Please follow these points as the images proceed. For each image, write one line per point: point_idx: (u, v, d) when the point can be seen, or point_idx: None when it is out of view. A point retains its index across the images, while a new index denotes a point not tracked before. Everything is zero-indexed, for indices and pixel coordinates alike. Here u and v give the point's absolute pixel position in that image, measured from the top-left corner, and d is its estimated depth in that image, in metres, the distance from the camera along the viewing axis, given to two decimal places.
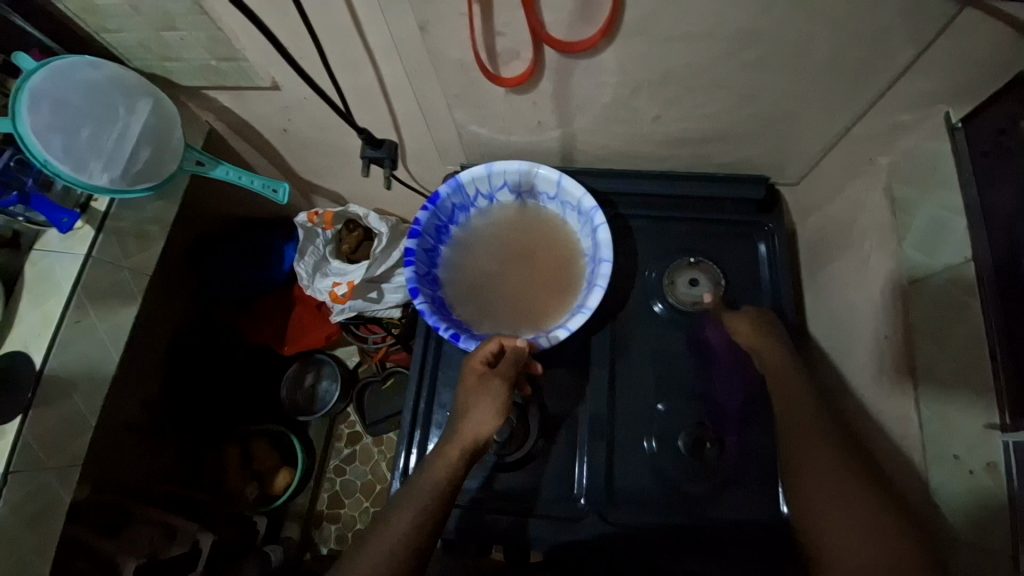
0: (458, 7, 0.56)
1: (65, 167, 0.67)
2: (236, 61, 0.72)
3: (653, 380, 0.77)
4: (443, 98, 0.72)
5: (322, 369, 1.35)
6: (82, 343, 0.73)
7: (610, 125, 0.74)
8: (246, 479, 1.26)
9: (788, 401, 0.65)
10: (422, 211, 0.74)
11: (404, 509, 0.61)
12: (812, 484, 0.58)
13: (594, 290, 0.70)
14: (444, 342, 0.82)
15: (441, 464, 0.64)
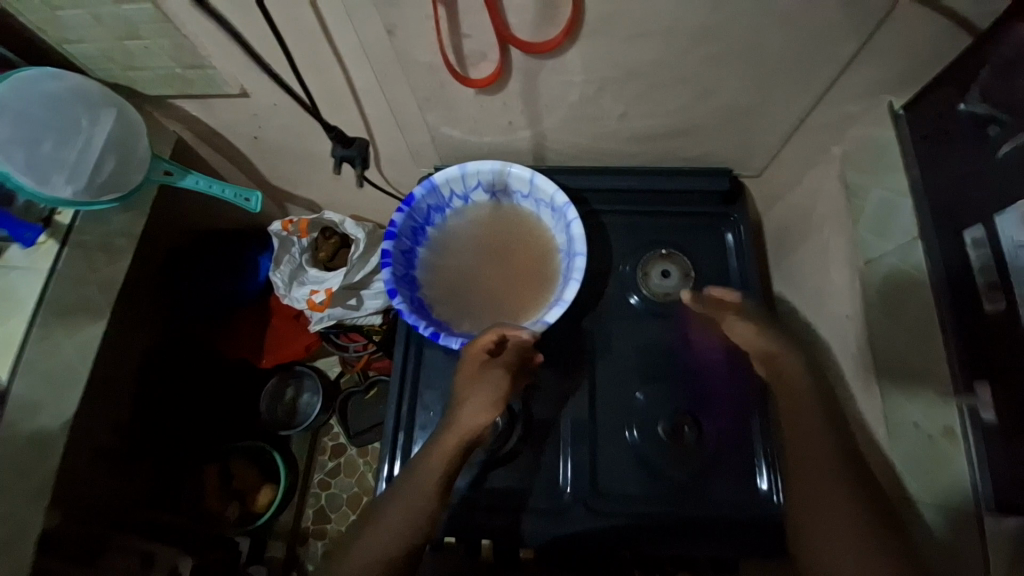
0: (424, 9, 0.57)
1: (27, 181, 0.66)
2: (203, 68, 0.71)
3: (634, 371, 0.78)
4: (414, 101, 0.73)
5: (303, 381, 1.34)
6: (48, 361, 0.70)
7: (579, 123, 0.76)
8: (225, 499, 1.24)
9: (784, 380, 0.66)
10: (397, 213, 0.74)
11: (400, 504, 0.63)
12: (805, 453, 0.60)
13: (569, 283, 0.72)
14: (424, 344, 0.81)
15: (437, 459, 0.65)
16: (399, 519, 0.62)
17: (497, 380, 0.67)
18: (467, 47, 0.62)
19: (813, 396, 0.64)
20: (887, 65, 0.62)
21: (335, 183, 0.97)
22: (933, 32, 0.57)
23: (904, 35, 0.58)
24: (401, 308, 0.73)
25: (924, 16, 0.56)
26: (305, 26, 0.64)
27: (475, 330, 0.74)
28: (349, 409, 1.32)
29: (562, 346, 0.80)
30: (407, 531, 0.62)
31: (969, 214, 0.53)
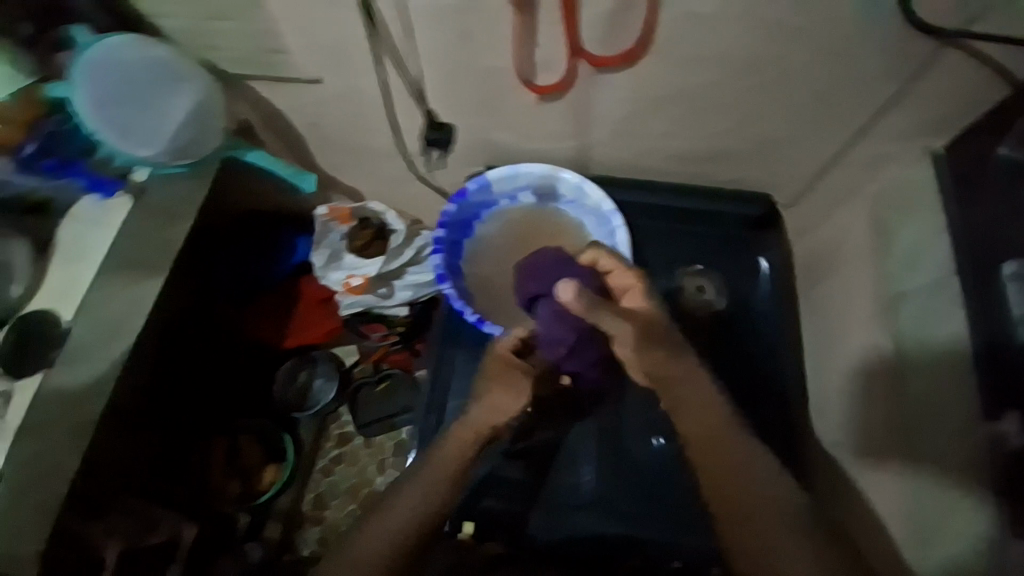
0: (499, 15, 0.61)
1: (111, 137, 0.69)
2: (274, 53, 0.72)
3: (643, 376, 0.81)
4: (472, 103, 0.76)
5: (316, 367, 1.31)
6: (102, 309, 0.72)
7: (625, 138, 0.80)
8: (230, 475, 1.24)
9: (685, 399, 0.61)
10: (449, 204, 0.78)
11: (409, 491, 0.62)
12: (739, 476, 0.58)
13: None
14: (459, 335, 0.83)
15: (450, 448, 0.65)
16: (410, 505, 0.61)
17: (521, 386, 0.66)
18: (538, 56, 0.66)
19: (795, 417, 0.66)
20: (927, 109, 0.65)
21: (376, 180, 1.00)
22: (974, 80, 0.60)
23: (947, 81, 0.61)
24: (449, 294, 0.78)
25: (968, 64, 0.59)
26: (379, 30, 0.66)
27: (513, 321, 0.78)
28: (359, 398, 1.32)
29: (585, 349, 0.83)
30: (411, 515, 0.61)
31: (1005, 251, 0.55)
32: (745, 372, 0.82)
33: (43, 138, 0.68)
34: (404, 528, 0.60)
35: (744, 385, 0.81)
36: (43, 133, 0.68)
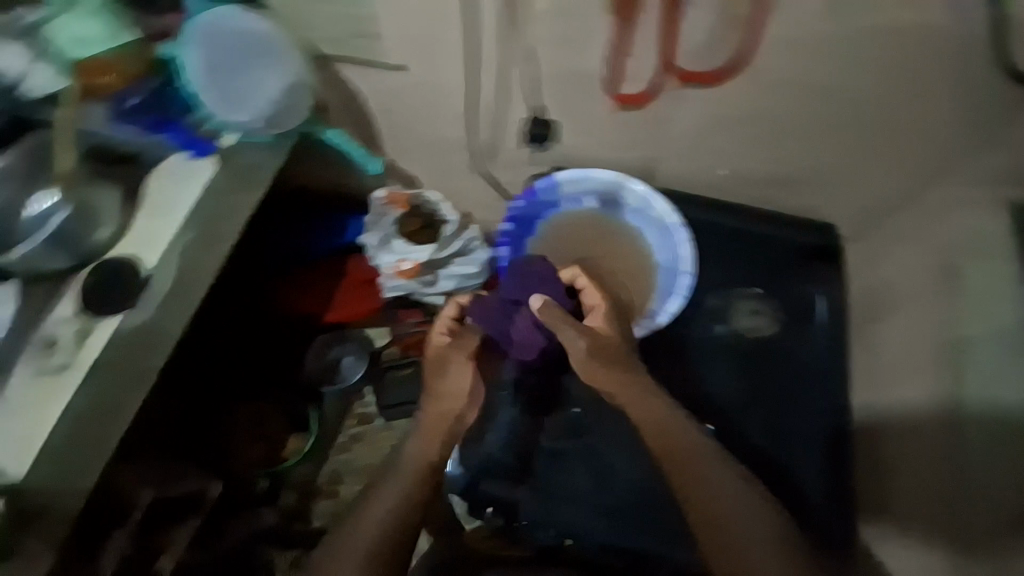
0: (601, 24, 0.64)
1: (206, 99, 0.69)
2: (368, 37, 0.74)
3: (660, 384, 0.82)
4: (546, 104, 0.77)
5: (347, 345, 1.31)
6: (185, 261, 0.70)
7: (695, 154, 0.80)
8: (253, 441, 1.25)
9: (666, 425, 0.68)
10: (517, 201, 0.80)
11: (388, 492, 0.71)
12: (702, 483, 0.64)
13: (670, 297, 0.79)
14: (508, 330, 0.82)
15: (416, 447, 0.75)
16: (393, 505, 0.69)
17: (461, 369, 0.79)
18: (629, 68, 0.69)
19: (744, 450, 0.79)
20: (1013, 156, 0.62)
21: (429, 172, 0.99)
22: None
23: None
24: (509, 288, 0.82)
25: None
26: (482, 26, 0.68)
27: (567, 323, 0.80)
28: (386, 382, 1.34)
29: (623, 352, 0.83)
30: (399, 514, 0.69)
31: None
32: (776, 394, 0.81)
33: (142, 102, 0.70)
34: (394, 525, 0.68)
35: (765, 406, 0.81)
36: (141, 96, 0.70)
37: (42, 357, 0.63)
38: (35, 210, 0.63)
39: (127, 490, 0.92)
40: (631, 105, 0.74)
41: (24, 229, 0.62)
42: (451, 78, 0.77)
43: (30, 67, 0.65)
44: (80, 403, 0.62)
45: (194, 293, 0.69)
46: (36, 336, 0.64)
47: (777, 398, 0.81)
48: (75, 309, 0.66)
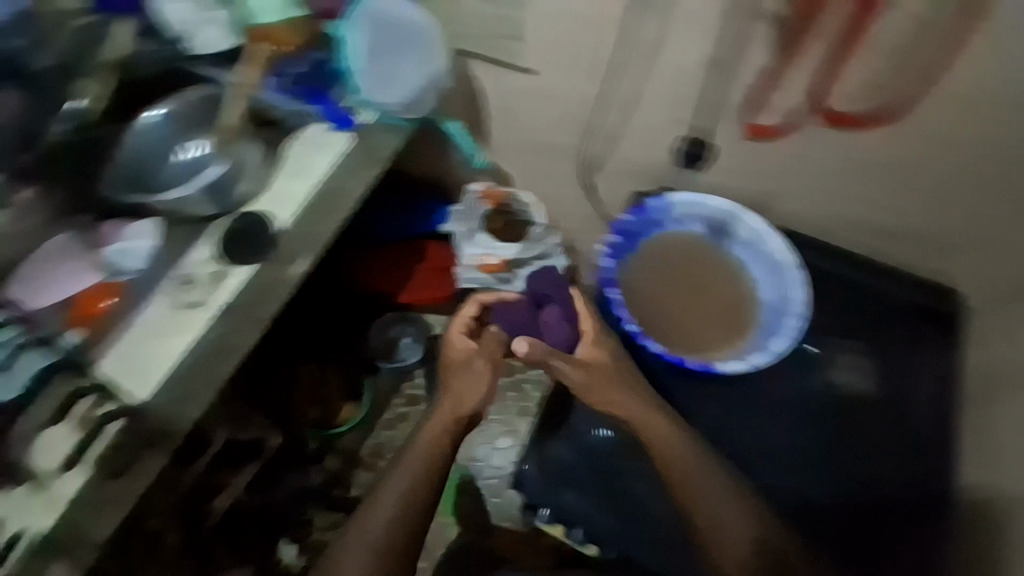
0: (757, 58, 0.65)
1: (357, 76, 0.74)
2: (512, 39, 0.76)
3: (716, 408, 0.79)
4: (673, 123, 0.77)
5: (410, 326, 1.37)
6: (312, 224, 0.75)
7: (817, 194, 0.78)
8: (310, 402, 1.28)
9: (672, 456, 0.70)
10: (627, 215, 0.78)
11: (404, 473, 0.75)
12: (709, 507, 0.67)
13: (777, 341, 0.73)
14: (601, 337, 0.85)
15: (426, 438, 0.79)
16: (408, 484, 0.75)
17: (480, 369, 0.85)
18: (772, 100, 0.69)
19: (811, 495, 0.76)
20: None
21: (528, 172, 0.98)
22: None
23: None
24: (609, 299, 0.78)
25: None
26: (636, 39, 0.69)
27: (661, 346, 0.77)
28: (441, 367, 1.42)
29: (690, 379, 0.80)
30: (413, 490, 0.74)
31: None
32: (854, 448, 0.77)
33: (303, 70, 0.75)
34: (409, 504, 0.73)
35: (834, 463, 0.77)
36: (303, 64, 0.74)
37: (177, 292, 0.69)
38: (188, 162, 0.69)
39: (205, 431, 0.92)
40: (767, 138, 0.73)
41: (175, 174, 0.69)
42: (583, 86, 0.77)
43: (207, 24, 0.74)
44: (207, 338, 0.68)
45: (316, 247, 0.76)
46: (175, 273, 0.71)
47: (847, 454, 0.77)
48: (211, 253, 0.71)
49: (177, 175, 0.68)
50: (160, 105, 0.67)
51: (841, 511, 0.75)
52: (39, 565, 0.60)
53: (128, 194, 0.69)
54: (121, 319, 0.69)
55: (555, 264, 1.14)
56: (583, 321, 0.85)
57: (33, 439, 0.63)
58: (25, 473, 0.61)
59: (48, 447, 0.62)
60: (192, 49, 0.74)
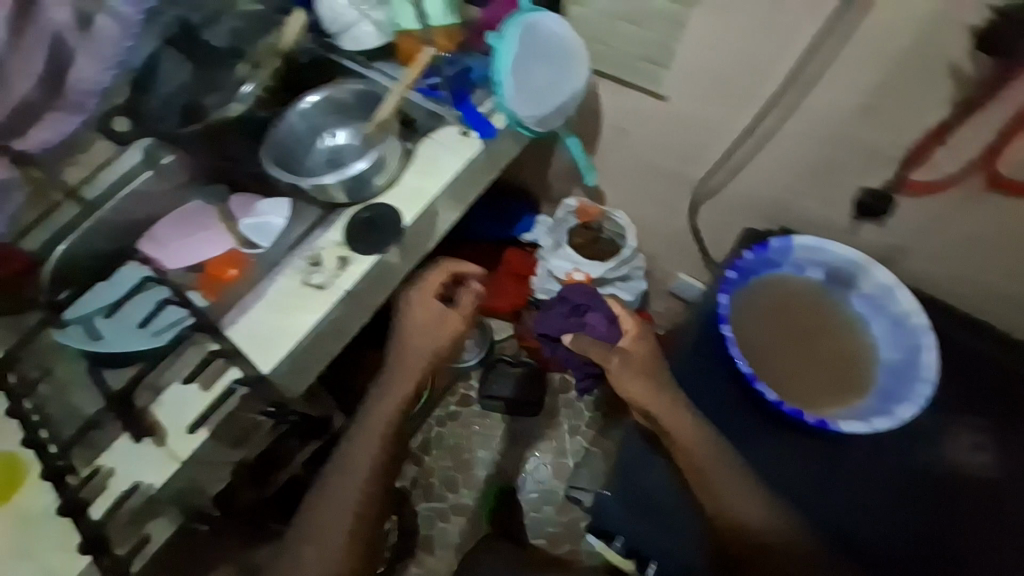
0: (934, 113, 0.61)
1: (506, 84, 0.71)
2: (658, 66, 0.73)
3: (797, 464, 0.73)
4: (812, 165, 0.74)
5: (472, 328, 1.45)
6: (429, 222, 0.79)
7: (956, 256, 0.74)
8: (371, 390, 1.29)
9: (684, 449, 0.71)
10: (747, 251, 0.76)
11: (371, 433, 0.76)
12: (740, 514, 0.66)
13: (904, 403, 0.68)
14: (710, 369, 0.79)
15: (392, 400, 0.78)
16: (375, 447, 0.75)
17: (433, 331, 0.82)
18: (935, 157, 0.65)
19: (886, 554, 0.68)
20: None
21: (631, 197, 1.00)
22: None
23: None
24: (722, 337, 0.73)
25: None
26: (798, 76, 0.66)
27: (777, 391, 0.72)
28: (493, 372, 1.48)
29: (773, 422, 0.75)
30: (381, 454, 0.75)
31: None
32: (946, 521, 0.69)
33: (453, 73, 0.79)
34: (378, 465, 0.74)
35: (927, 538, 0.68)
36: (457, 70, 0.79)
37: (306, 273, 0.72)
38: (331, 145, 0.79)
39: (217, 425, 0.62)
40: (927, 194, 0.68)
41: (318, 154, 0.79)
42: (723, 117, 0.74)
43: (361, 22, 0.79)
44: (326, 320, 0.71)
45: (424, 241, 0.80)
46: (305, 256, 0.75)
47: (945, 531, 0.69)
48: (342, 239, 0.74)
49: (318, 158, 0.79)
50: (313, 92, 0.77)
51: None
52: (160, 508, 0.65)
53: (269, 164, 0.73)
54: (252, 290, 0.73)
55: (635, 288, 1.14)
56: (625, 319, 0.84)
57: (165, 391, 0.68)
58: (152, 425, 0.64)
59: (179, 404, 0.67)
60: (344, 45, 0.81)
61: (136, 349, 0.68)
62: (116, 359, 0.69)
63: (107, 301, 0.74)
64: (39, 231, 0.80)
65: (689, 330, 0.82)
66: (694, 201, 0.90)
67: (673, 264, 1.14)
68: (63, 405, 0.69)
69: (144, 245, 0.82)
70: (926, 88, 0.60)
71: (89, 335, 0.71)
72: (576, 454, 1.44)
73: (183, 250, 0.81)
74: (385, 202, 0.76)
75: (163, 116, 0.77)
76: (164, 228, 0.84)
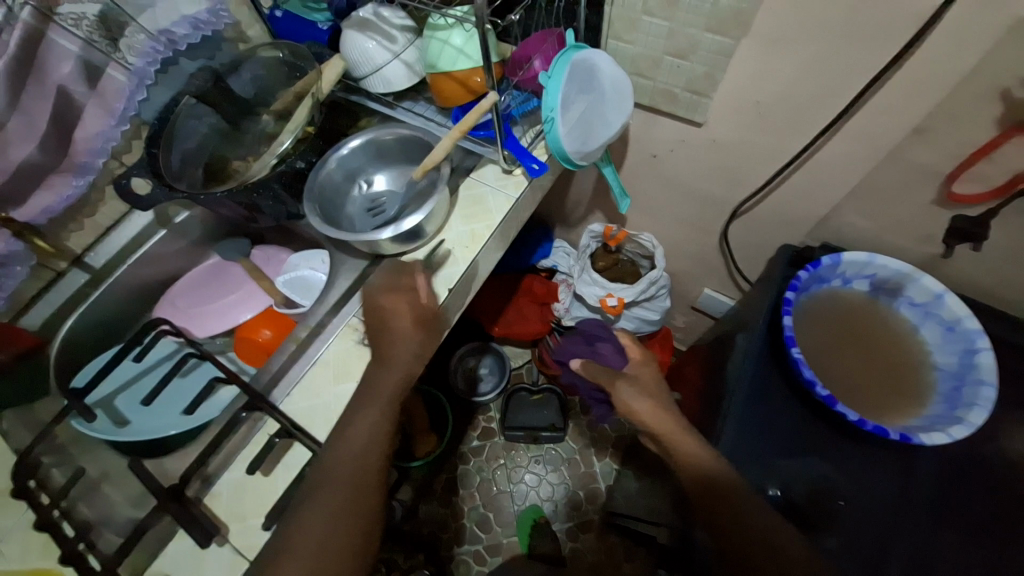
0: (976, 137, 0.62)
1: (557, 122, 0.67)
2: (700, 95, 0.75)
3: (824, 461, 0.71)
4: (855, 182, 0.76)
5: (487, 358, 1.43)
6: (482, 263, 0.75)
7: (1010, 268, 0.74)
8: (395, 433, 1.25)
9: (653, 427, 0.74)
10: (802, 270, 0.78)
11: (350, 445, 0.56)
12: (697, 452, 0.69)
13: (970, 408, 0.69)
14: (778, 388, 0.77)
15: (365, 432, 0.57)
16: (353, 498, 0.54)
17: (408, 333, 0.62)
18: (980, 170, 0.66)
19: (873, 496, 0.69)
20: None
21: (670, 212, 1.02)
22: None
23: None
24: (793, 358, 0.74)
25: None
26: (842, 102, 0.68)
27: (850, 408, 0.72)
28: (513, 402, 1.44)
29: (808, 415, 0.74)
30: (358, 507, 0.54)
31: None
32: (956, 479, 0.69)
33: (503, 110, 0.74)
34: (355, 507, 0.53)
35: (943, 497, 0.68)
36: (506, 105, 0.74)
37: (361, 331, 0.67)
38: (368, 193, 0.76)
39: (272, 495, 0.59)
40: (973, 205, 0.69)
41: (354, 202, 0.76)
42: (764, 139, 0.77)
43: (392, 63, 0.75)
44: None
45: (475, 283, 0.76)
46: (357, 311, 0.69)
47: (952, 490, 0.68)
48: None
49: (356, 205, 0.75)
50: (355, 137, 0.73)
51: (943, 535, 0.66)
52: None
53: (312, 215, 0.68)
54: (300, 355, 0.66)
55: (661, 306, 1.16)
56: (631, 349, 0.88)
57: (218, 479, 0.60)
58: (212, 523, 0.57)
59: (239, 493, 0.60)
60: (377, 87, 0.78)
61: (173, 431, 0.64)
62: (150, 447, 0.64)
63: (133, 382, 0.71)
64: (40, 306, 0.73)
65: (745, 363, 0.79)
66: (738, 213, 0.92)
67: (703, 280, 1.15)
68: (95, 508, 0.59)
69: (168, 314, 0.78)
70: (978, 108, 0.60)
71: (115, 423, 0.66)
72: (608, 477, 1.39)
73: (205, 318, 0.77)
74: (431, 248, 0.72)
75: (188, 171, 0.71)
76: (184, 293, 0.81)
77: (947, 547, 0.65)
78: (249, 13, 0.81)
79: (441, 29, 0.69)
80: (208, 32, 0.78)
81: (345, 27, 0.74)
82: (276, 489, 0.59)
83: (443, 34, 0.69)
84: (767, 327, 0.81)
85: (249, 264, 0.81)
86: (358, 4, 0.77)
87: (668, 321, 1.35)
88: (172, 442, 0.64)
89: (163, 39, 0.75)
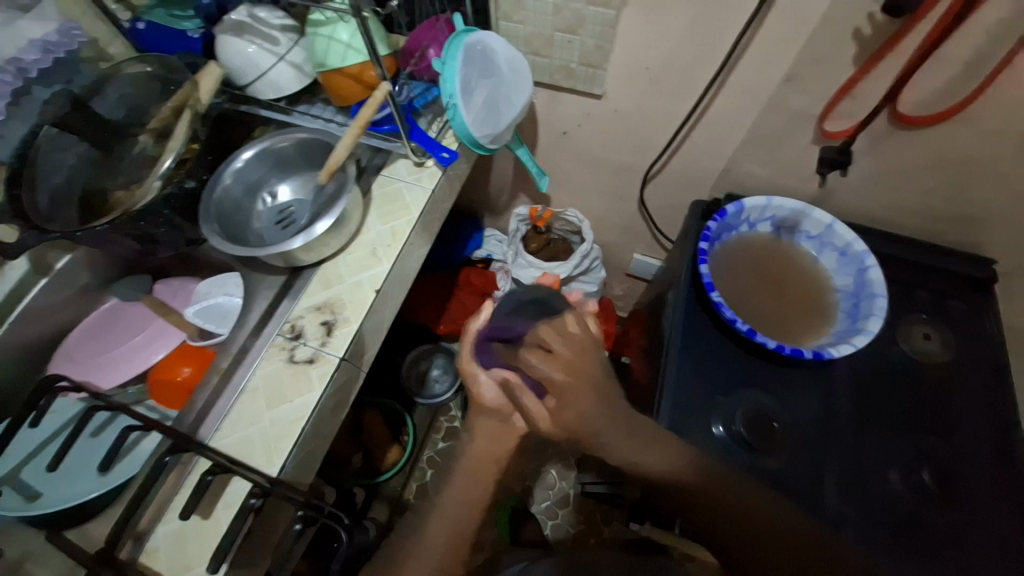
0: (838, 78, 0.69)
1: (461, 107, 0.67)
2: (595, 68, 0.78)
3: (760, 391, 0.76)
4: (745, 133, 0.82)
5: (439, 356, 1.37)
6: (410, 257, 0.74)
7: (882, 191, 0.83)
8: (353, 447, 1.21)
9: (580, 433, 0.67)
10: (711, 220, 0.83)
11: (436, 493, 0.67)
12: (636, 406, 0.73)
13: (868, 318, 0.77)
14: (708, 332, 0.81)
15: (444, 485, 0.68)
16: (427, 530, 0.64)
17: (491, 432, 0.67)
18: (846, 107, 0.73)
19: (807, 414, 0.75)
20: None
21: (589, 184, 1.05)
22: None
23: None
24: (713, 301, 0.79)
25: None
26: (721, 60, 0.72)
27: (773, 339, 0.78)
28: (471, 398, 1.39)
29: (739, 350, 0.80)
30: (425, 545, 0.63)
31: None
32: (876, 385, 0.77)
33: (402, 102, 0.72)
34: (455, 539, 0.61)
35: (865, 403, 0.76)
36: (405, 98, 0.73)
37: (289, 349, 0.64)
38: (274, 205, 0.72)
39: (217, 530, 0.55)
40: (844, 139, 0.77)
41: (261, 217, 0.72)
42: (658, 102, 0.81)
43: (277, 66, 0.71)
44: (328, 391, 0.62)
45: (406, 280, 0.75)
46: (281, 329, 0.66)
47: (870, 394, 0.76)
48: (321, 300, 0.67)
49: (264, 219, 0.71)
50: (247, 149, 0.69)
51: (870, 435, 0.73)
52: None
53: (212, 235, 0.63)
54: (225, 386, 0.62)
55: (597, 276, 1.19)
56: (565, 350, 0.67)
57: (152, 535, 0.55)
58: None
59: (178, 542, 0.55)
60: (265, 93, 0.73)
61: (91, 494, 0.58)
62: (69, 518, 0.58)
63: (36, 449, 0.63)
64: None
65: (675, 315, 0.83)
66: (650, 176, 0.96)
67: (631, 246, 1.20)
68: None
69: (67, 370, 0.70)
70: (836, 50, 0.66)
71: (24, 497, 0.59)
72: None
73: (111, 367, 0.70)
74: (352, 254, 0.70)
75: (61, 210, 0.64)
76: (83, 344, 0.73)
77: (873, 446, 0.73)
78: (108, 29, 0.75)
79: (323, 25, 0.67)
80: (60, 54, 0.70)
81: (218, 33, 0.69)
82: (220, 520, 0.56)
83: (327, 30, 0.67)
84: (690, 277, 0.85)
85: (153, 301, 0.74)
86: (230, 8, 0.72)
87: (607, 291, 1.40)
88: (94, 505, 0.58)
89: (9, 68, 0.66)
